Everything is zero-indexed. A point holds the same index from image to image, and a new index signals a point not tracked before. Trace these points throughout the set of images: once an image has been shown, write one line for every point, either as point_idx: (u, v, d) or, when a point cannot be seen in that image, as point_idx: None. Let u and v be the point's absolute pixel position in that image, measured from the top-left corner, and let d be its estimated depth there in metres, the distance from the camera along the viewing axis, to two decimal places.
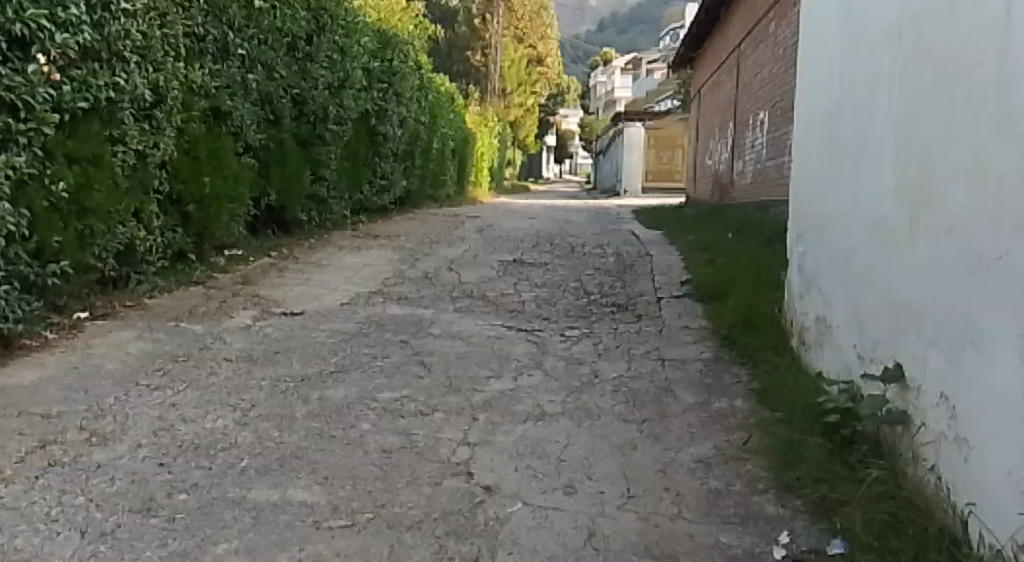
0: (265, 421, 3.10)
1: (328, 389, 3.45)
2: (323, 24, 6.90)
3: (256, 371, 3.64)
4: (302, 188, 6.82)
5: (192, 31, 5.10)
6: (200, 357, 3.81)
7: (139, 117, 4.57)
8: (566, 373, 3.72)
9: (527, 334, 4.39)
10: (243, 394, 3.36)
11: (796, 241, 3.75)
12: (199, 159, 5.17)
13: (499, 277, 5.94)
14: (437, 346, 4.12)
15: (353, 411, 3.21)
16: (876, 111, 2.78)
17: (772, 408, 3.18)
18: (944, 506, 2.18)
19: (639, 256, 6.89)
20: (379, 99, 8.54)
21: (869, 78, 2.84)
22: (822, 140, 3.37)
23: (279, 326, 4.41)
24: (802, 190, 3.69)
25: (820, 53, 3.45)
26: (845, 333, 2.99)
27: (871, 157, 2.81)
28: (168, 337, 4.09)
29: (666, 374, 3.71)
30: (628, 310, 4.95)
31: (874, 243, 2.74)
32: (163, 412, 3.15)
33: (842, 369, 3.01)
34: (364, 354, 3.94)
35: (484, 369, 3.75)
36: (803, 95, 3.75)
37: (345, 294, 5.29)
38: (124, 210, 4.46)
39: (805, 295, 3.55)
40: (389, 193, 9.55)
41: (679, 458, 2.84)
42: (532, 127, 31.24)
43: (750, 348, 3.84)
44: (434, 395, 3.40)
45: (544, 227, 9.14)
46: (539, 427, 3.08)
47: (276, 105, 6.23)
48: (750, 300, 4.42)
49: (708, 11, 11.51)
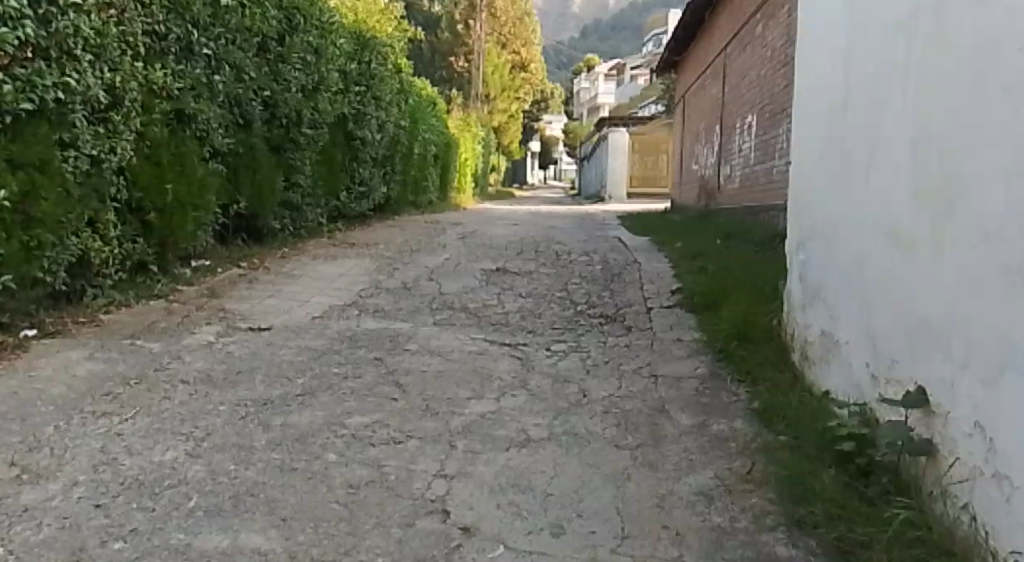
0: (219, 452, 2.80)
1: (292, 414, 3.15)
2: (296, 24, 6.61)
3: (215, 394, 3.35)
4: (274, 195, 6.52)
5: (153, 29, 4.80)
6: (155, 379, 3.51)
7: (93, 120, 4.27)
8: (551, 393, 3.43)
9: (511, 350, 4.11)
10: (198, 421, 3.07)
11: (798, 249, 3.49)
12: (162, 165, 4.87)
13: (482, 287, 5.66)
14: (413, 363, 3.83)
15: (318, 439, 2.92)
16: (889, 105, 2.53)
17: (777, 431, 2.91)
18: (982, 552, 1.93)
19: (627, 264, 6.63)
20: (357, 103, 8.25)
21: (880, 71, 2.59)
22: (826, 141, 3.12)
23: (243, 343, 4.11)
24: (804, 195, 3.43)
25: (823, 46, 3.19)
26: (856, 350, 2.72)
27: (883, 157, 2.55)
28: (121, 357, 3.78)
29: (659, 393, 3.43)
30: (618, 321, 4.68)
31: (889, 251, 2.48)
32: (107, 443, 2.85)
33: (853, 389, 2.74)
34: (334, 374, 3.65)
35: (463, 390, 3.46)
36: (804, 92, 3.49)
37: (317, 308, 4.99)
38: (76, 219, 4.15)
39: (808, 306, 3.28)
40: (368, 200, 9.26)
41: (677, 491, 2.56)
42: (516, 134, 31.03)
43: (748, 364, 3.56)
44: (409, 420, 3.11)
45: (528, 234, 8.89)
46: (523, 456, 2.80)
47: (246, 108, 5.93)
48: (747, 309, 4.15)
49: (693, 14, 11.28)
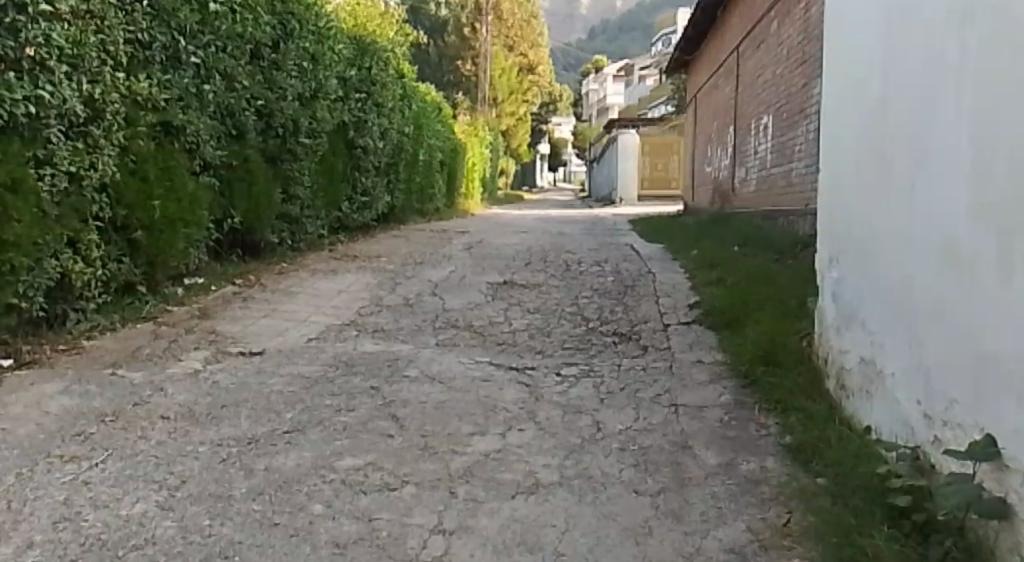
0: (194, 504, 2.52)
1: (278, 456, 2.87)
2: (291, 29, 6.36)
3: (196, 433, 3.07)
4: (271, 208, 6.25)
5: (135, 38, 4.54)
6: (133, 416, 3.23)
7: (71, 135, 4.02)
8: (562, 427, 3.14)
9: (518, 375, 3.82)
10: (174, 466, 2.79)
11: (830, 266, 3.18)
12: (148, 180, 4.60)
13: (488, 302, 5.39)
14: (412, 393, 3.54)
15: (304, 486, 2.64)
16: (939, 108, 2.22)
17: (814, 473, 2.61)
18: None
19: (640, 274, 6.34)
20: (357, 110, 7.99)
21: (927, 69, 2.28)
22: (862, 147, 2.81)
23: (232, 372, 3.83)
24: (836, 209, 3.12)
25: (857, 40, 2.88)
26: (905, 386, 2.41)
27: (932, 169, 2.25)
28: (99, 390, 3.50)
29: (681, 426, 3.13)
30: (633, 340, 4.39)
31: (943, 274, 2.17)
32: (71, 494, 2.57)
33: (902, 428, 2.43)
34: (326, 407, 3.37)
35: (466, 424, 3.17)
36: (834, 91, 3.18)
37: (313, 328, 4.71)
38: (55, 241, 3.89)
39: (844, 330, 2.97)
40: (371, 210, 8.99)
41: (706, 548, 2.26)
42: (524, 137, 30.78)
43: (778, 392, 3.26)
44: (405, 462, 2.82)
45: (536, 242, 8.60)
46: (532, 506, 2.50)
47: (238, 118, 5.67)
48: (773, 328, 3.85)
49: (704, 12, 11.01)
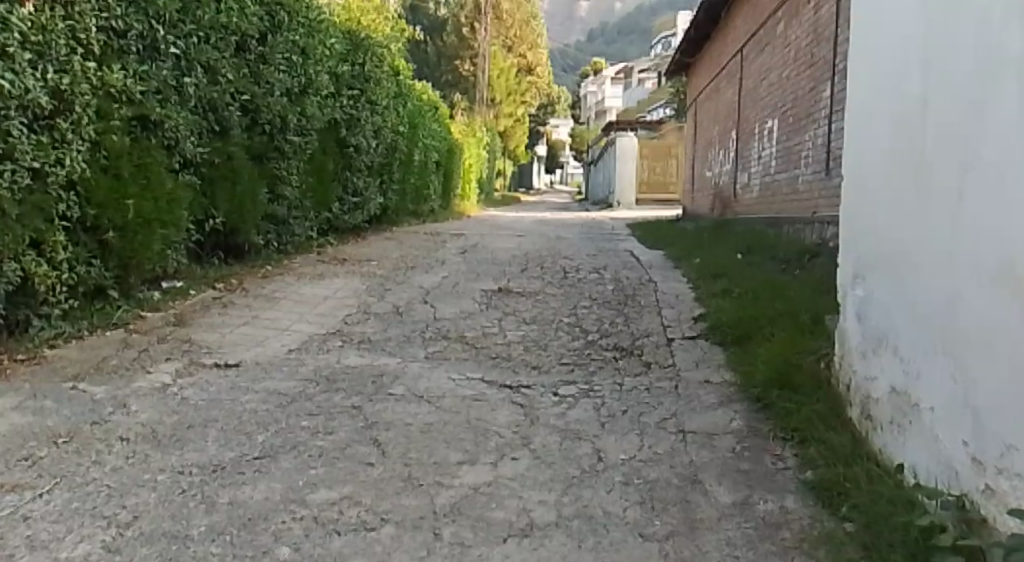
0: (145, 546, 2.23)
1: (245, 488, 2.59)
2: (279, 20, 6.09)
3: (156, 459, 2.78)
4: (256, 208, 5.97)
5: (109, 25, 4.24)
6: (88, 437, 2.94)
7: (36, 128, 3.73)
8: (560, 456, 2.86)
9: (512, 394, 3.54)
10: (128, 498, 2.50)
11: (856, 282, 2.90)
12: (121, 179, 4.31)
13: (482, 311, 5.10)
14: (396, 414, 3.26)
15: (270, 525, 2.36)
16: (993, 111, 1.95)
17: (841, 518, 2.34)
18: None
19: (641, 283, 6.06)
20: (349, 108, 7.71)
21: (981, 66, 2.01)
22: (895, 151, 2.54)
23: (203, 387, 3.54)
24: (863, 219, 2.84)
25: (891, 34, 2.60)
26: (948, 424, 2.14)
27: (985, 178, 1.98)
28: (55, 407, 3.21)
29: (689, 457, 2.85)
30: (635, 356, 4.11)
31: (998, 299, 1.90)
32: (7, 532, 2.29)
33: (944, 471, 2.16)
34: (302, 429, 3.08)
35: (454, 451, 2.89)
36: (862, 89, 2.90)
37: (295, 338, 4.42)
38: (14, 243, 3.60)
39: (873, 353, 2.69)
40: (363, 211, 8.71)
41: None
42: (522, 139, 30.51)
43: (795, 419, 2.98)
44: (386, 496, 2.54)
45: (532, 247, 8.30)
46: (526, 552, 2.22)
47: (221, 113, 5.38)
48: (787, 346, 3.57)
49: (708, 13, 10.76)
